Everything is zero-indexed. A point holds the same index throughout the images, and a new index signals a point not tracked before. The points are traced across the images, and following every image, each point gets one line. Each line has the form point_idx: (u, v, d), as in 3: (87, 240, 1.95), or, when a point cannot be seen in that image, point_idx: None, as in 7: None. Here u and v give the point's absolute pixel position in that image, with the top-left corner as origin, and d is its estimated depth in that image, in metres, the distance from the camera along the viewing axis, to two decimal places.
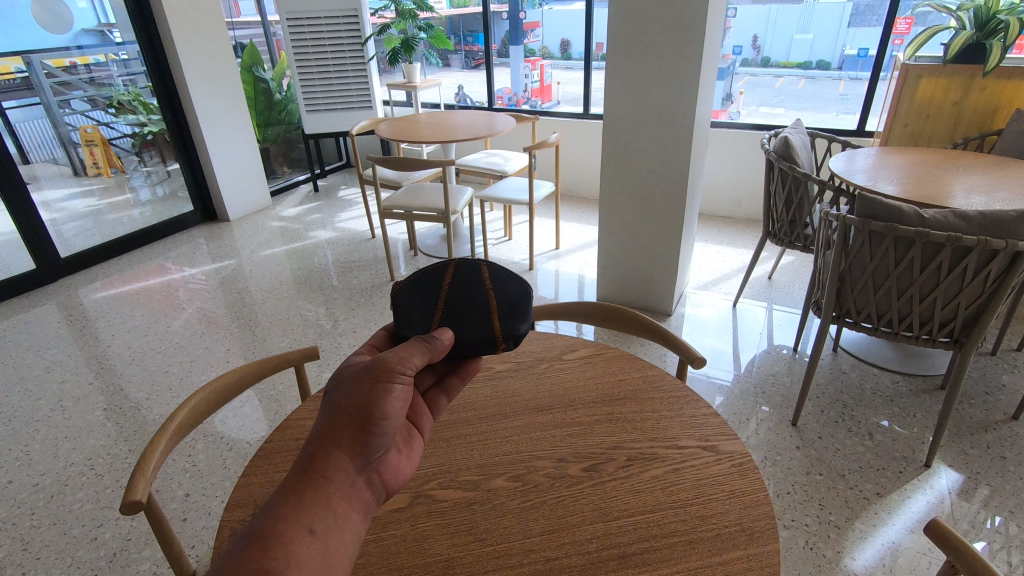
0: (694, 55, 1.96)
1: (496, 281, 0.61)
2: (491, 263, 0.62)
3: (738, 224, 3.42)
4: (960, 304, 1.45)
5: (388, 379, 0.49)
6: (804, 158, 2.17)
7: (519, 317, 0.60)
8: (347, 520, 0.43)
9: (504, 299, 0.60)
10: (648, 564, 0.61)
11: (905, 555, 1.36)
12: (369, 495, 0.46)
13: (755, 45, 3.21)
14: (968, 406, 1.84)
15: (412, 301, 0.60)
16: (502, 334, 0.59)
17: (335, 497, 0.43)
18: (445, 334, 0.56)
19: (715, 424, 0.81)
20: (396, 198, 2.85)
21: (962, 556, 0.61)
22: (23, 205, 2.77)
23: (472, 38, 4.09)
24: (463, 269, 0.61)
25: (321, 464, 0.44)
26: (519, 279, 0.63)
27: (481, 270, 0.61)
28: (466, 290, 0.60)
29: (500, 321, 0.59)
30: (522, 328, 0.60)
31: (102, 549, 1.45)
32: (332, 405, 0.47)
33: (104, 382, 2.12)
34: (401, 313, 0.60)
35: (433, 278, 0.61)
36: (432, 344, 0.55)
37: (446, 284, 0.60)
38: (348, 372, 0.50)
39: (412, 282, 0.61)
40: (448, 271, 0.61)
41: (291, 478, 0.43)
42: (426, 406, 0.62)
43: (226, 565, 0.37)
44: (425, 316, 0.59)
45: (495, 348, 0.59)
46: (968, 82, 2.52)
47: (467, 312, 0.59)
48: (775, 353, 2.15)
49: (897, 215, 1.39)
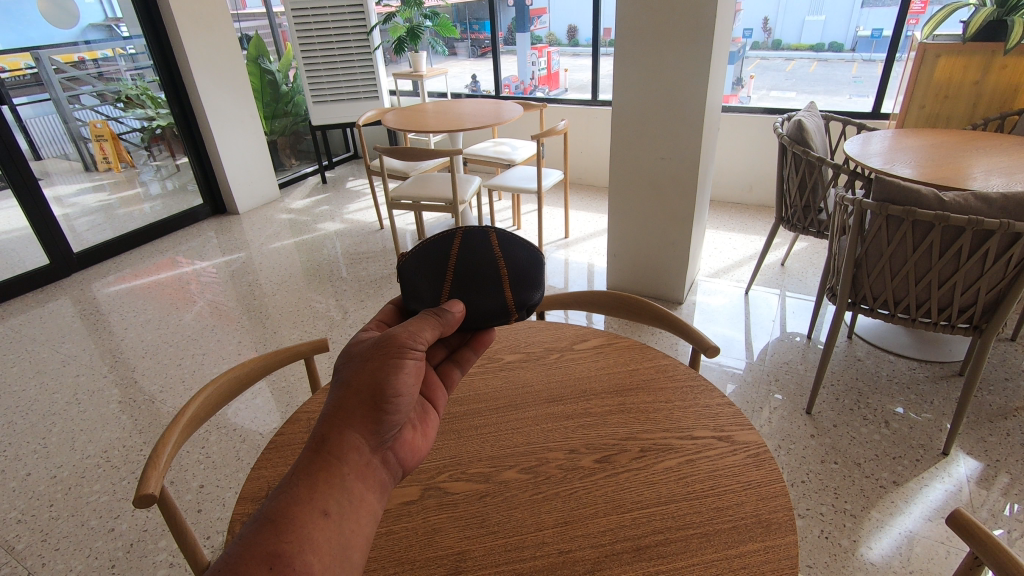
0: (704, 39, 1.92)
1: (505, 248, 0.60)
2: (500, 229, 0.60)
3: (749, 211, 3.37)
4: (980, 288, 1.41)
5: (400, 355, 0.48)
6: (818, 142, 2.12)
7: (530, 287, 0.60)
8: (362, 499, 0.42)
9: (515, 269, 0.59)
10: (663, 557, 0.60)
11: (922, 544, 1.34)
12: (384, 474, 0.46)
13: (765, 28, 3.14)
14: (988, 393, 1.81)
15: (418, 271, 0.58)
16: (515, 304, 0.59)
17: (349, 477, 0.42)
18: (455, 307, 0.55)
19: (730, 414, 0.80)
20: (405, 189, 2.84)
21: (986, 548, 0.59)
22: (34, 201, 2.79)
23: (477, 25, 4.04)
24: (473, 237, 0.59)
25: (333, 445, 0.43)
26: (528, 246, 0.62)
27: (490, 237, 0.60)
28: (476, 260, 0.58)
29: (511, 290, 0.59)
30: (533, 298, 0.61)
31: (119, 540, 1.47)
32: (342, 382, 0.46)
33: (118, 375, 2.14)
34: (408, 285, 0.59)
35: (440, 248, 0.59)
36: (444, 318, 0.53)
37: (454, 254, 0.58)
38: (357, 349, 0.49)
39: (417, 253, 0.59)
40: (455, 240, 0.59)
41: (302, 460, 0.42)
42: (440, 380, 0.61)
43: (238, 551, 0.36)
44: (435, 289, 0.58)
45: (508, 318, 0.59)
46: (988, 61, 2.45)
47: (478, 283, 0.58)
48: (788, 341, 2.12)
49: (916, 199, 1.36)
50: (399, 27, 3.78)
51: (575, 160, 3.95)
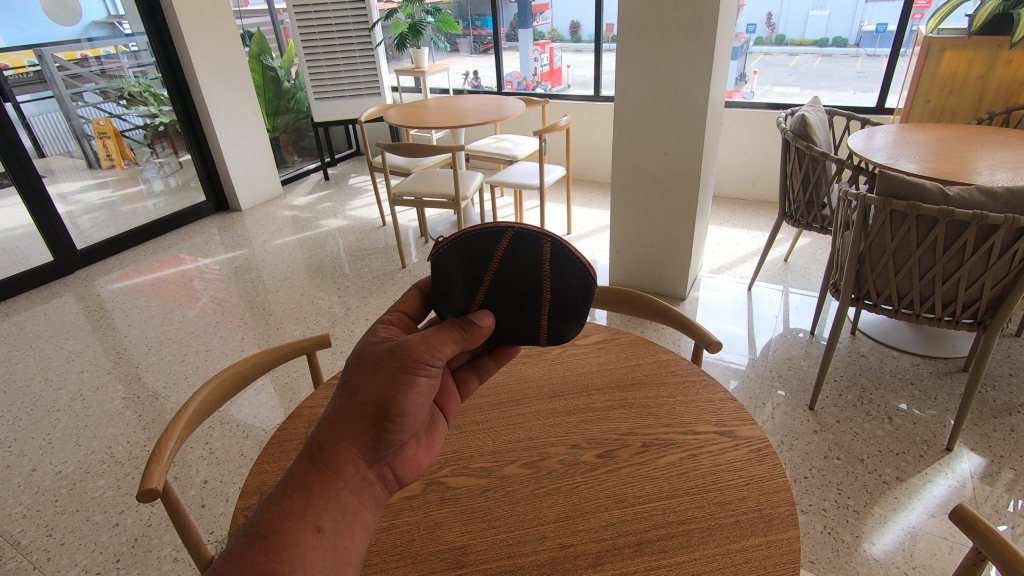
0: (707, 34, 1.90)
1: (556, 266, 0.53)
2: (557, 240, 0.54)
3: (752, 206, 3.36)
4: (983, 285, 1.41)
5: (413, 371, 0.46)
6: (821, 137, 2.12)
7: (570, 322, 0.56)
8: (356, 515, 0.43)
9: (560, 294, 0.54)
10: (665, 551, 0.60)
11: (925, 539, 1.34)
12: (379, 489, 0.46)
13: (768, 24, 3.12)
14: (992, 388, 1.80)
15: (455, 267, 0.54)
16: (547, 333, 0.56)
17: (344, 492, 0.42)
18: (484, 321, 0.52)
19: (733, 409, 0.80)
20: (406, 185, 2.84)
21: (988, 542, 0.59)
22: (39, 198, 2.80)
23: (480, 21, 4.02)
24: (524, 241, 0.53)
25: (330, 457, 0.42)
26: (584, 266, 0.55)
27: (543, 247, 0.53)
28: (520, 272, 0.53)
29: (549, 318, 0.55)
30: (569, 332, 0.57)
31: (124, 535, 1.47)
32: (347, 388, 0.45)
33: (122, 371, 2.15)
34: (442, 279, 0.55)
35: (484, 245, 0.54)
36: (469, 332, 0.51)
37: (498, 256, 0.53)
38: (370, 353, 0.47)
39: (458, 245, 0.54)
40: (502, 242, 0.53)
41: (297, 469, 0.41)
42: (455, 388, 0.60)
43: (227, 563, 0.37)
44: (468, 295, 0.54)
45: (537, 341, 0.57)
46: (993, 55, 2.44)
47: (515, 303, 0.54)
48: (791, 337, 2.11)
49: (920, 193, 1.34)
50: (401, 23, 3.77)
51: (577, 156, 3.95)
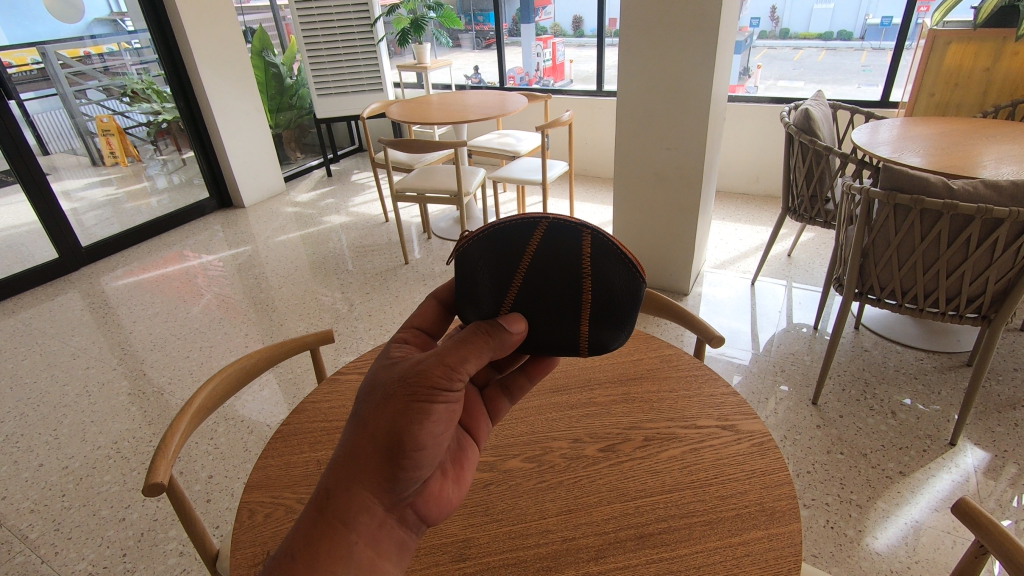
0: (711, 28, 1.89)
1: (597, 264, 0.49)
2: (599, 232, 0.49)
3: (755, 201, 3.35)
4: (988, 278, 1.40)
5: (428, 398, 0.43)
6: (825, 131, 2.10)
7: (614, 328, 0.51)
8: (374, 567, 0.40)
9: (602, 296, 0.50)
10: (667, 544, 0.60)
11: (928, 534, 1.34)
12: (401, 533, 0.43)
13: (773, 17, 3.09)
14: (996, 383, 1.79)
15: (482, 264, 0.50)
16: (587, 341, 0.52)
17: (357, 545, 0.40)
18: (514, 326, 0.48)
19: (735, 403, 0.80)
20: (408, 181, 2.83)
21: (992, 537, 0.59)
22: (44, 196, 2.82)
23: (482, 16, 4.00)
24: (562, 234, 0.49)
25: (340, 505, 0.40)
26: (630, 265, 0.50)
27: (583, 240, 0.49)
28: (556, 270, 0.49)
29: (589, 323, 0.51)
30: (615, 340, 0.52)
31: (130, 529, 1.49)
32: (357, 422, 0.43)
33: (127, 367, 2.16)
34: (467, 280, 0.51)
35: (516, 239, 0.49)
36: (499, 339, 0.47)
37: (531, 251, 0.49)
38: (381, 381, 0.44)
39: (484, 239, 0.50)
40: (537, 234, 0.49)
41: (305, 522, 0.40)
42: (485, 408, 0.55)
43: None
44: (496, 296, 0.50)
45: (576, 350, 0.53)
46: (999, 47, 2.42)
47: (551, 307, 0.50)
48: (795, 332, 2.11)
49: (924, 186, 1.35)
50: (403, 19, 3.76)
51: (579, 151, 3.94)
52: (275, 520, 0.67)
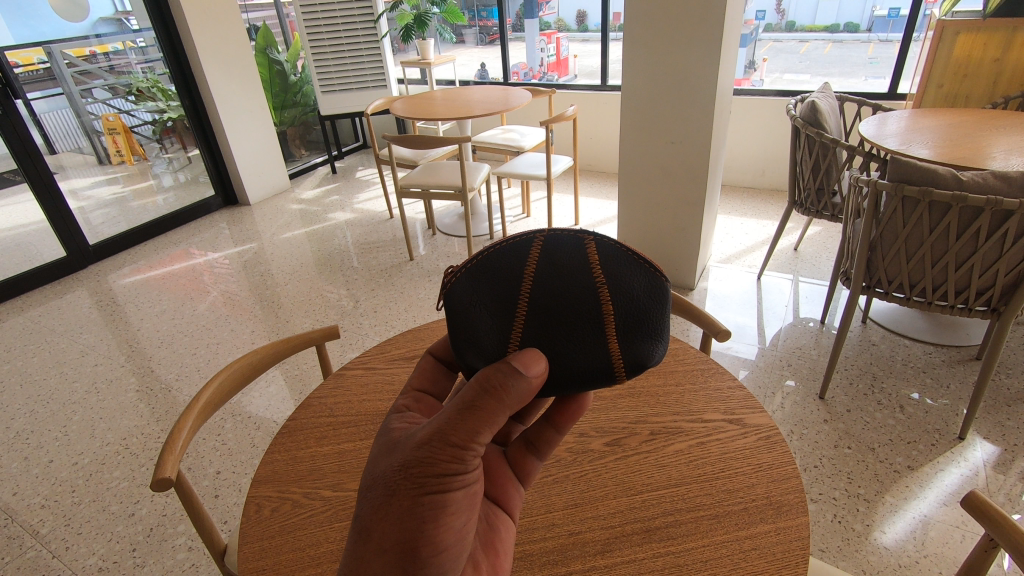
0: (716, 22, 1.88)
1: (611, 275, 0.48)
2: (600, 238, 0.49)
3: (762, 195, 3.33)
4: (998, 272, 1.38)
5: (439, 488, 0.41)
6: (833, 124, 2.09)
7: (646, 339, 0.50)
8: None
9: (625, 306, 0.48)
10: (672, 539, 0.60)
11: (937, 528, 1.33)
12: None
13: (779, 10, 3.07)
14: (1006, 377, 1.78)
15: (479, 302, 0.50)
16: (624, 361, 0.50)
17: None
18: (533, 369, 0.44)
19: (742, 397, 0.79)
20: (413, 176, 2.82)
21: (1003, 530, 0.58)
22: (51, 194, 2.83)
23: (485, 12, 3.98)
24: (564, 245, 0.49)
25: None
26: (648, 267, 0.50)
27: (586, 247, 0.48)
28: (562, 289, 0.48)
29: (618, 339, 0.49)
30: (655, 352, 0.50)
31: (140, 524, 1.50)
32: (360, 528, 0.41)
33: (135, 365, 2.18)
34: (464, 321, 0.51)
35: (509, 266, 0.49)
36: (516, 390, 0.43)
37: (531, 273, 0.48)
38: (382, 472, 0.41)
39: (475, 273, 0.50)
40: (533, 253, 0.49)
41: None
42: (512, 472, 0.51)
43: None
44: (498, 334, 0.49)
45: (615, 377, 0.50)
46: (1010, 37, 2.39)
47: (567, 332, 0.48)
48: (801, 326, 2.10)
49: (932, 178, 1.33)
50: (405, 15, 3.74)
51: (585, 146, 3.93)
52: (281, 514, 0.67)
